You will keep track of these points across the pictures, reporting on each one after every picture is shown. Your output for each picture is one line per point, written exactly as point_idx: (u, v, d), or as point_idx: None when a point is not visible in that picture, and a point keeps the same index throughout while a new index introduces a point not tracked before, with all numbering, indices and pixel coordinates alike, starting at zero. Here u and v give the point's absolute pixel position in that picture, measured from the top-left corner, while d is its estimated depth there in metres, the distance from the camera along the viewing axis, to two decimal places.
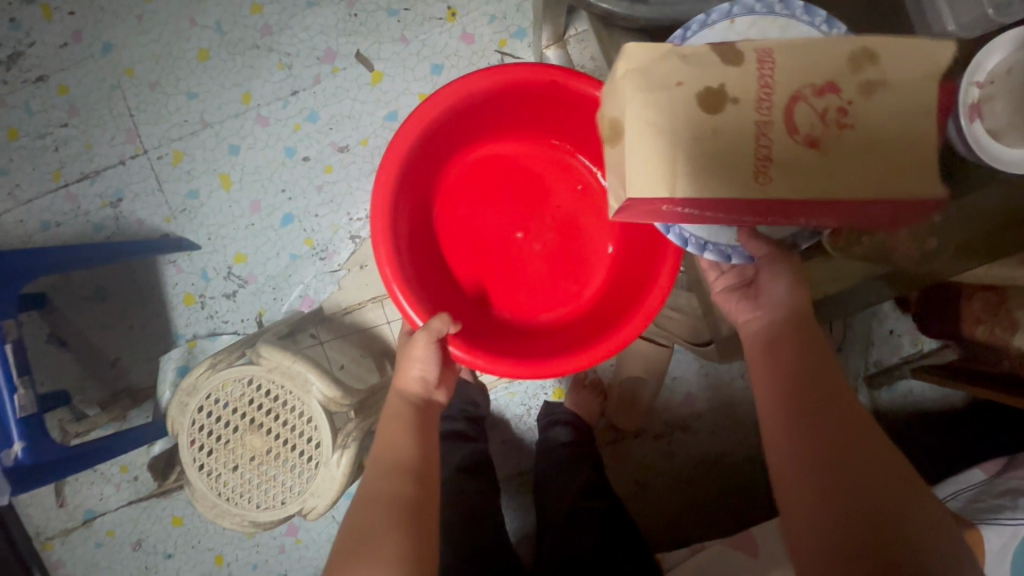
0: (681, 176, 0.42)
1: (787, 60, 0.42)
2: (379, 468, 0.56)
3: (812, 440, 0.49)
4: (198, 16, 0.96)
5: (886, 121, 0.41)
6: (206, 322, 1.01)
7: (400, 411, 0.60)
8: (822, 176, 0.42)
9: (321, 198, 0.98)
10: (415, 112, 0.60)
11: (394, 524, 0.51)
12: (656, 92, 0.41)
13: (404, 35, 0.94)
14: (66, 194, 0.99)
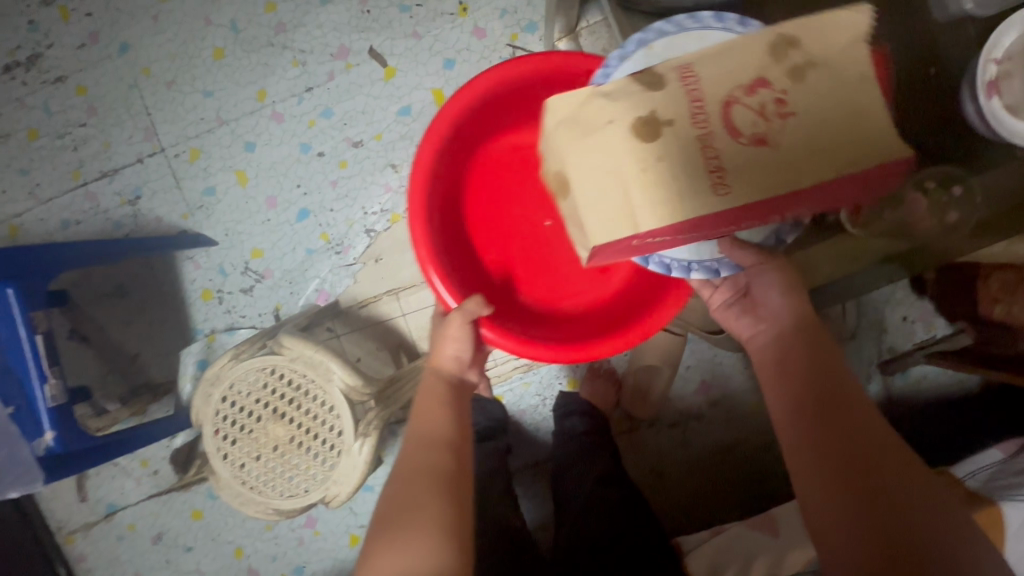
0: (639, 211, 0.39)
1: (710, 69, 0.40)
2: (415, 440, 0.57)
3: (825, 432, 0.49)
4: (213, 15, 0.98)
5: (828, 101, 0.38)
6: (223, 317, 1.02)
7: (435, 387, 0.62)
8: (782, 177, 0.38)
9: (336, 193, 0.99)
10: (450, 103, 0.65)
11: (432, 493, 0.53)
12: (589, 138, 0.40)
13: (416, 31, 0.95)
14: (85, 192, 1.01)
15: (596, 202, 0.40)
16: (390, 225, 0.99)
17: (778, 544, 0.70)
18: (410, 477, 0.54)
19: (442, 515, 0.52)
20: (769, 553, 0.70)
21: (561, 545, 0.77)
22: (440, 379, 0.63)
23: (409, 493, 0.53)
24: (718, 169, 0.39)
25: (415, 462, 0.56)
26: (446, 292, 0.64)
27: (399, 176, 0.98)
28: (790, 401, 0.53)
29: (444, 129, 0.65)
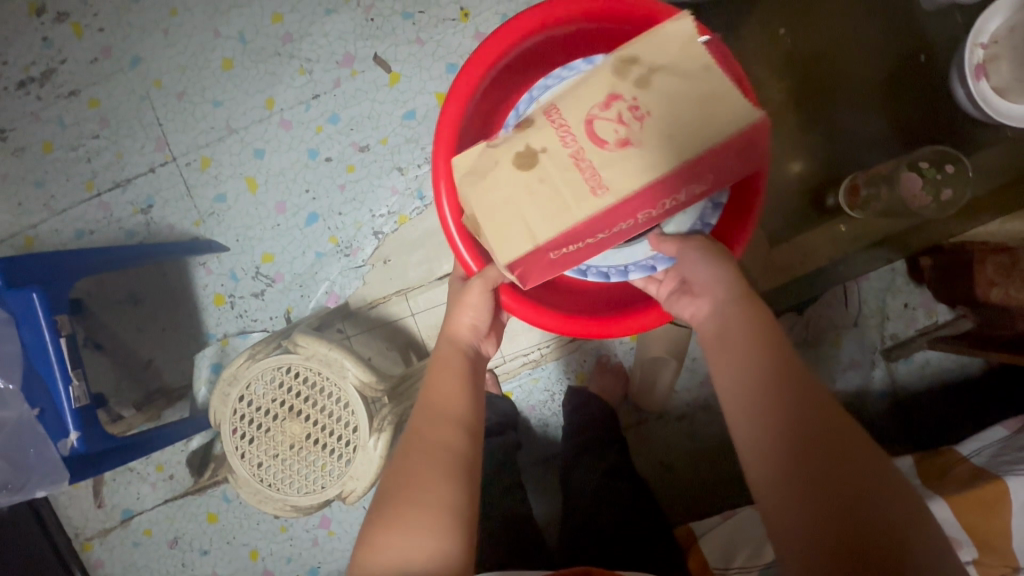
0: (536, 227, 0.46)
1: (571, 100, 0.46)
2: (424, 413, 0.58)
3: (780, 425, 0.45)
4: (221, 27, 1.00)
5: (677, 97, 0.44)
6: (236, 321, 1.04)
7: (449, 357, 0.63)
8: (648, 176, 0.44)
9: (344, 197, 1.01)
10: (492, 38, 0.62)
11: (444, 475, 0.54)
12: (481, 177, 0.47)
13: (420, 37, 0.98)
14: (99, 203, 1.03)
15: (500, 227, 0.46)
16: (397, 226, 1.01)
17: None
18: (422, 458, 0.55)
19: (453, 500, 0.53)
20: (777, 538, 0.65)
21: (569, 535, 0.77)
22: (458, 350, 0.64)
23: (420, 475, 0.53)
24: (594, 176, 0.45)
25: (418, 447, 0.56)
26: (468, 255, 0.64)
27: (405, 178, 1.00)
28: (740, 392, 0.48)
29: (481, 72, 0.63)
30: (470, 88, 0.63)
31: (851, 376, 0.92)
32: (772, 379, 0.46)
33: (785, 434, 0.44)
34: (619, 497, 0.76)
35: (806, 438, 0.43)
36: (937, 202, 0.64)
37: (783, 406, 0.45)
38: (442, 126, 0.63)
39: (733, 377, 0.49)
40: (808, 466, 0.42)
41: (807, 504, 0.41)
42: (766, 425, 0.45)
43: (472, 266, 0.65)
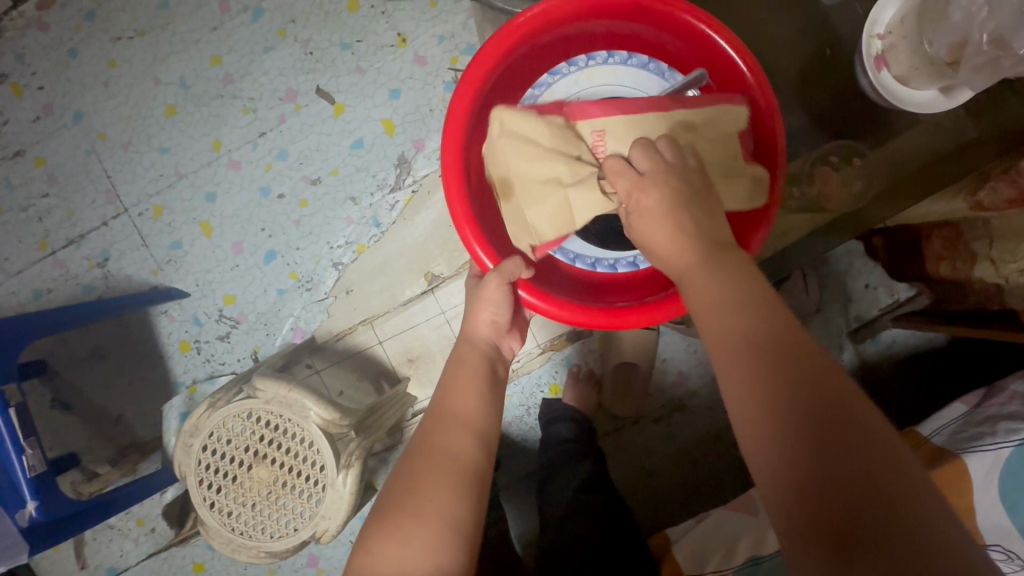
0: (575, 211, 0.54)
1: (616, 139, 0.54)
2: (433, 417, 0.59)
3: (772, 388, 0.40)
4: (161, 74, 1.00)
5: (716, 136, 0.54)
6: (203, 366, 1.03)
7: (471, 359, 0.61)
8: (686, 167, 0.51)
9: (300, 232, 1.00)
10: (495, 36, 0.56)
11: (452, 482, 0.54)
12: (531, 154, 0.54)
13: (359, 66, 0.98)
14: (54, 261, 1.02)
15: (538, 201, 0.55)
16: (356, 256, 1.00)
17: (756, 524, 0.66)
18: (429, 464, 0.55)
19: (455, 509, 0.53)
20: (751, 534, 0.65)
21: (544, 553, 0.76)
22: (477, 349, 0.62)
23: (427, 482, 0.54)
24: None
25: (424, 458, 0.56)
26: (481, 251, 0.59)
27: (360, 208, 0.99)
28: (738, 367, 0.42)
29: (485, 71, 0.58)
30: (474, 88, 0.58)
31: None
32: (770, 354, 0.41)
33: (776, 401, 0.39)
34: (591, 511, 0.75)
35: (800, 403, 0.39)
36: (849, 192, 0.61)
37: (778, 374, 0.40)
38: (449, 126, 0.58)
39: (720, 341, 0.44)
40: (806, 434, 0.38)
41: (802, 475, 0.38)
42: (757, 390, 0.41)
43: (488, 262, 0.60)
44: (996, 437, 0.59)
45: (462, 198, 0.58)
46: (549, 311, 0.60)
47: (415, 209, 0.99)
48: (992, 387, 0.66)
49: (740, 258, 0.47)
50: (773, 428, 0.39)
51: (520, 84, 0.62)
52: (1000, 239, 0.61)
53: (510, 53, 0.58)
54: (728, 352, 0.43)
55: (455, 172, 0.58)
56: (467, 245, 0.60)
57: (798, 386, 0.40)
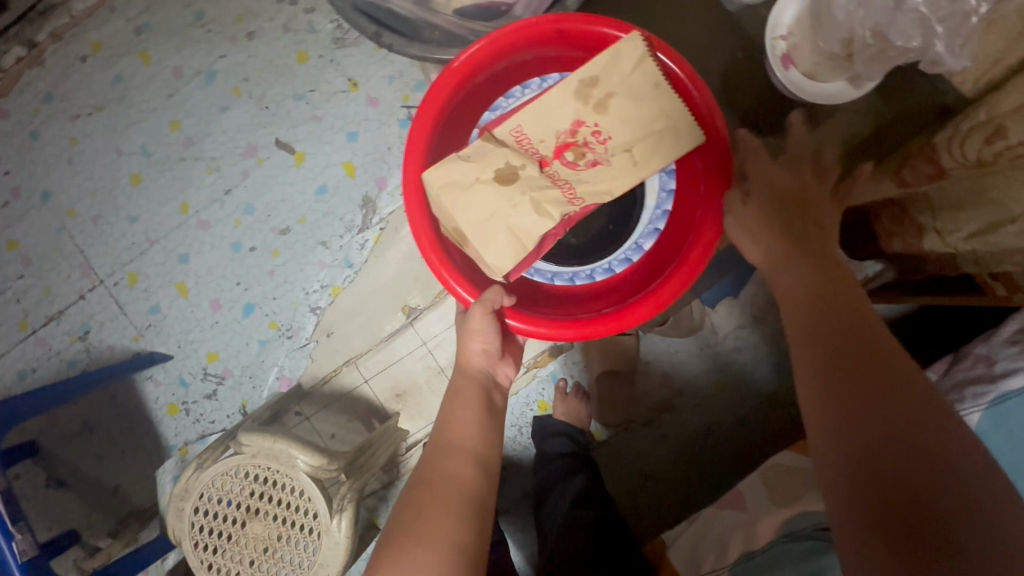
0: (526, 236, 0.54)
1: (533, 123, 0.54)
2: (435, 445, 0.60)
3: (837, 358, 0.48)
4: (123, 145, 1.02)
5: (633, 109, 0.54)
6: (194, 427, 1.03)
7: (463, 384, 0.64)
8: (615, 188, 0.55)
9: (275, 281, 1.02)
10: (430, 92, 0.59)
11: (455, 509, 0.54)
12: (465, 195, 0.54)
13: (315, 114, 1.00)
14: (35, 340, 1.03)
15: (490, 239, 0.54)
16: (332, 298, 1.01)
17: (747, 519, 0.66)
18: (434, 491, 0.56)
19: (460, 531, 0.53)
20: (742, 531, 0.65)
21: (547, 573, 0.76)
22: (474, 378, 0.64)
23: (431, 508, 0.54)
24: (567, 186, 0.54)
25: (426, 487, 0.56)
26: (460, 288, 0.60)
27: (331, 251, 1.01)
28: (810, 337, 0.51)
29: (429, 126, 0.59)
30: (422, 144, 0.59)
31: None
32: (843, 332, 0.50)
33: (842, 364, 0.48)
34: (585, 525, 0.76)
35: (860, 375, 0.47)
36: None
37: (845, 348, 0.49)
38: (408, 186, 0.59)
39: (792, 305, 0.54)
40: (858, 399, 0.46)
41: (844, 409, 0.46)
42: (824, 354, 0.49)
43: (470, 298, 0.61)
44: (965, 403, 0.60)
45: (437, 249, 0.59)
46: (540, 333, 0.61)
47: (385, 246, 1.00)
48: (958, 352, 0.67)
49: (822, 246, 0.57)
50: (829, 388, 0.47)
51: (468, 123, 0.63)
52: (940, 210, 0.61)
53: (449, 101, 0.60)
54: (802, 326, 0.52)
55: (422, 225, 0.59)
56: (445, 285, 0.61)
57: (862, 362, 0.47)
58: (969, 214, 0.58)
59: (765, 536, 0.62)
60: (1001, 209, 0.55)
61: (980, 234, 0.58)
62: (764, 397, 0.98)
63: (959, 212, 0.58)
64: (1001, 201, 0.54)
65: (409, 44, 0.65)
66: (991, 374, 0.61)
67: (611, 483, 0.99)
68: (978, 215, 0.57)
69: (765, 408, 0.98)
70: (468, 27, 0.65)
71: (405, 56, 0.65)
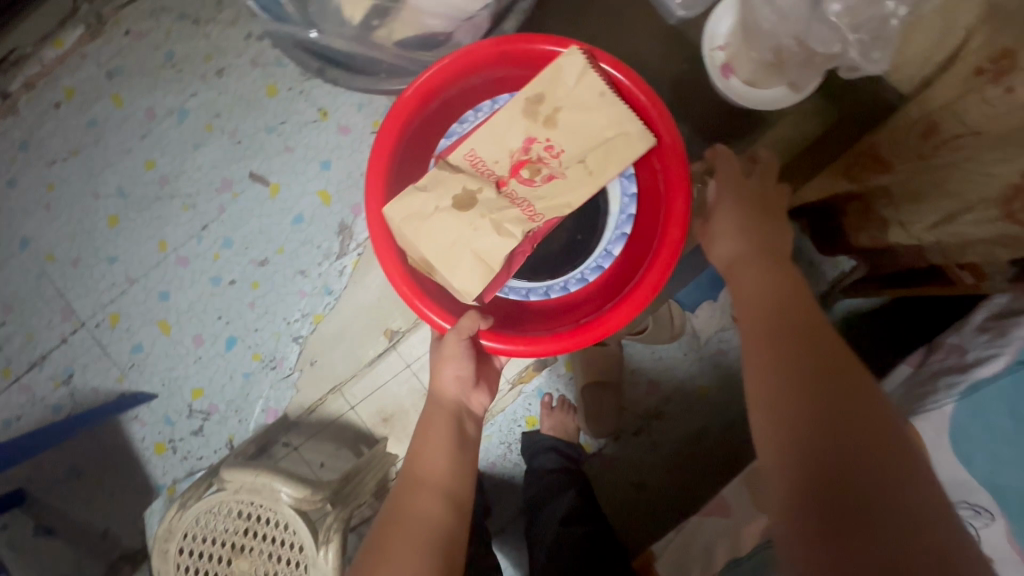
0: (491, 258, 0.53)
1: (485, 148, 0.55)
2: (404, 481, 0.60)
3: (794, 363, 0.49)
4: (100, 188, 1.03)
5: (583, 121, 0.54)
6: (182, 465, 1.02)
7: (434, 414, 0.63)
8: (577, 200, 0.55)
9: (256, 313, 1.02)
10: (384, 123, 0.60)
11: (420, 548, 0.54)
12: (429, 224, 0.54)
13: (287, 145, 1.01)
14: (19, 387, 1.03)
15: (455, 265, 0.53)
16: (314, 326, 1.01)
17: (731, 524, 0.66)
18: (402, 530, 0.56)
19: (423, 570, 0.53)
20: (727, 538, 0.65)
21: None
22: (446, 408, 0.63)
23: (398, 548, 0.54)
24: (526, 204, 0.54)
25: (393, 523, 0.56)
26: (434, 315, 0.60)
27: (310, 279, 1.01)
28: (768, 342, 0.51)
29: (386, 157, 0.60)
30: (382, 176, 0.60)
31: None
32: (800, 339, 0.50)
33: (800, 369, 0.48)
34: (574, 544, 0.76)
35: (817, 381, 0.47)
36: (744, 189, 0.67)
37: (803, 354, 0.49)
38: (372, 219, 0.60)
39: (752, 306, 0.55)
40: (813, 405, 0.46)
41: (797, 423, 0.46)
42: (783, 358, 0.50)
43: (444, 324, 0.60)
44: (939, 394, 0.60)
45: (405, 277, 0.59)
46: (520, 351, 0.60)
47: (364, 271, 1.00)
48: (931, 344, 0.68)
49: (785, 260, 0.58)
50: (785, 393, 0.48)
51: (426, 148, 0.64)
52: (902, 202, 0.61)
53: (404, 130, 0.61)
54: (760, 330, 0.52)
55: (390, 256, 0.59)
56: (418, 312, 0.61)
57: (818, 368, 0.48)
58: (930, 205, 0.58)
59: (748, 537, 0.62)
60: (959, 199, 0.55)
61: (942, 224, 0.58)
62: None
63: (920, 203, 0.58)
64: (958, 193, 0.54)
65: (353, 78, 0.67)
66: (963, 363, 0.61)
67: (602, 496, 0.98)
68: (938, 206, 0.57)
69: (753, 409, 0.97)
70: (408, 57, 0.62)
71: (351, 89, 0.68)
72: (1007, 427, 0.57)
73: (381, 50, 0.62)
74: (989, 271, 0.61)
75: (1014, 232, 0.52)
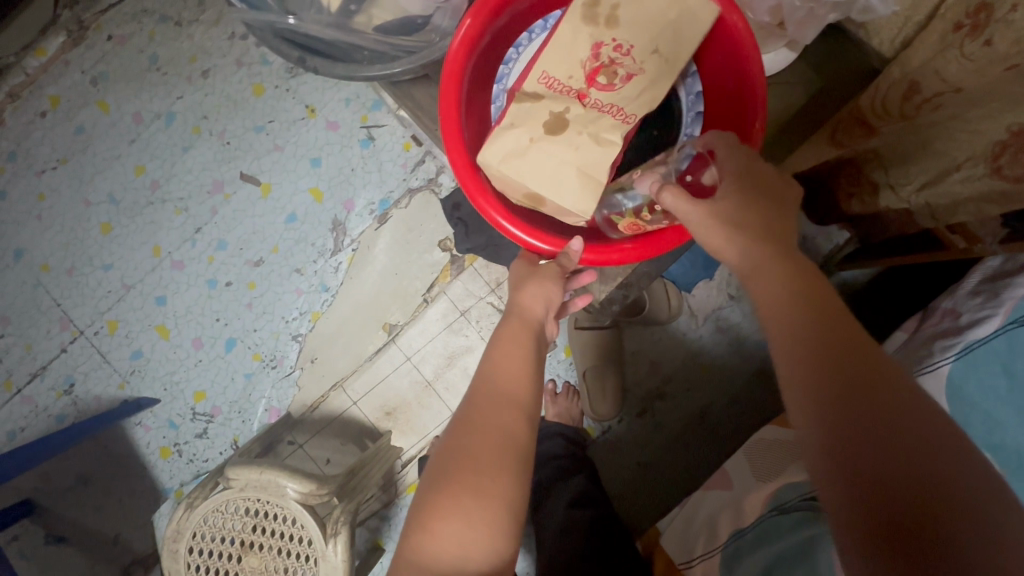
0: (597, 172, 0.51)
1: (556, 65, 0.52)
2: (484, 393, 0.51)
3: (827, 371, 0.39)
4: (91, 196, 1.03)
5: (644, 15, 0.52)
6: (188, 468, 1.03)
7: (515, 329, 0.55)
8: (660, 91, 0.53)
9: (254, 314, 1.02)
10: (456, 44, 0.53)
11: (507, 463, 0.47)
12: (527, 157, 0.51)
13: (277, 144, 1.01)
14: (22, 398, 1.03)
15: (565, 188, 0.51)
16: (312, 324, 1.02)
17: (733, 497, 0.67)
18: (490, 440, 0.48)
19: (511, 489, 0.47)
20: (729, 509, 0.66)
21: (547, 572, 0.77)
22: (524, 324, 0.55)
23: (485, 460, 0.47)
24: (615, 107, 0.52)
25: (474, 436, 0.48)
26: (526, 237, 0.55)
27: (306, 277, 1.01)
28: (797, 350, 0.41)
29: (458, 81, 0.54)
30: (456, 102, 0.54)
31: None
32: (827, 338, 0.41)
33: (835, 378, 0.39)
34: (584, 524, 0.76)
35: (856, 392, 0.38)
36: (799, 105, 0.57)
37: (837, 358, 0.40)
38: (453, 150, 0.54)
39: (769, 327, 0.44)
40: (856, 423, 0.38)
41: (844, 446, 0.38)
42: (815, 366, 0.40)
43: (541, 245, 0.55)
44: (934, 356, 0.61)
45: (502, 211, 0.54)
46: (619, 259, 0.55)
47: (359, 267, 1.01)
48: (926, 310, 0.69)
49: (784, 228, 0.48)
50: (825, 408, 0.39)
51: (486, 69, 0.59)
52: (892, 164, 0.60)
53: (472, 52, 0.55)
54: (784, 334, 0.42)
55: (477, 187, 0.54)
56: (508, 234, 0.55)
57: (854, 371, 0.39)
58: (917, 167, 0.58)
59: (750, 509, 0.63)
60: (946, 159, 0.55)
61: (931, 185, 0.58)
62: (752, 375, 0.98)
63: (908, 165, 0.58)
64: (946, 151, 0.54)
65: (334, 65, 0.61)
66: (957, 325, 0.62)
67: (607, 478, 0.99)
68: (926, 167, 0.57)
69: (754, 385, 0.98)
70: (389, 42, 0.61)
71: (332, 78, 0.61)
72: (1003, 386, 0.56)
73: (360, 36, 0.61)
74: (981, 234, 0.62)
75: (1005, 189, 0.51)
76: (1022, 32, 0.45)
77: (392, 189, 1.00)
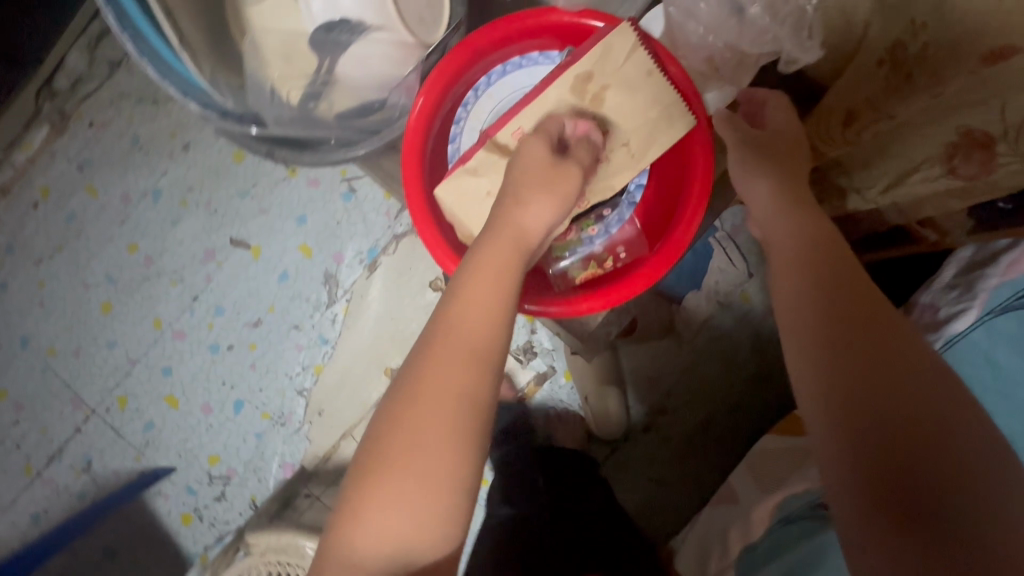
0: None
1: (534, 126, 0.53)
2: (445, 344, 0.46)
3: (840, 331, 0.48)
4: (88, 277, 1.05)
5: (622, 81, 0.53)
6: (210, 531, 1.05)
7: (506, 249, 0.48)
8: (616, 180, 0.56)
9: (258, 373, 1.04)
10: (416, 112, 0.57)
11: (459, 424, 0.44)
12: (480, 209, 0.54)
13: (261, 207, 1.04)
14: (42, 481, 1.05)
15: None
16: (316, 377, 1.04)
17: (739, 512, 0.68)
18: (433, 395, 0.45)
19: (456, 469, 0.44)
20: (738, 524, 0.67)
21: None
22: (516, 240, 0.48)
23: (428, 422, 0.44)
24: None
25: (418, 403, 0.45)
26: None
27: (304, 332, 1.04)
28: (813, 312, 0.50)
29: (418, 147, 0.57)
30: (417, 165, 0.57)
31: (766, 327, 0.98)
32: (841, 305, 0.49)
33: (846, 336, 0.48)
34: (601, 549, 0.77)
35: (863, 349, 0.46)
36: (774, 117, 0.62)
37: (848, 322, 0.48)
38: (414, 208, 0.57)
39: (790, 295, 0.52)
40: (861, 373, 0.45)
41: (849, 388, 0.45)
42: (828, 325, 0.49)
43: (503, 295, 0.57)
44: None
45: None
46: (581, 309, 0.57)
47: (354, 316, 1.03)
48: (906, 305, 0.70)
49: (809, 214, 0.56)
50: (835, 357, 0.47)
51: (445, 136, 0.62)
52: (855, 169, 0.63)
53: (432, 119, 0.59)
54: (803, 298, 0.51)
55: (437, 242, 0.56)
56: None
57: (865, 332, 0.47)
58: (880, 169, 0.61)
59: (759, 523, 0.65)
60: (903, 160, 0.58)
61: (893, 185, 0.61)
62: (751, 379, 0.99)
63: (871, 169, 0.61)
64: (903, 153, 0.57)
65: (302, 153, 0.63)
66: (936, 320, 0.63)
67: (622, 495, 1.00)
68: (887, 169, 0.60)
69: (754, 388, 0.99)
70: (351, 126, 0.63)
71: (301, 165, 0.64)
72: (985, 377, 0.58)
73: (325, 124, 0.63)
74: (950, 227, 0.66)
75: (962, 185, 0.56)
76: (939, 63, 0.49)
77: (379, 237, 1.03)
